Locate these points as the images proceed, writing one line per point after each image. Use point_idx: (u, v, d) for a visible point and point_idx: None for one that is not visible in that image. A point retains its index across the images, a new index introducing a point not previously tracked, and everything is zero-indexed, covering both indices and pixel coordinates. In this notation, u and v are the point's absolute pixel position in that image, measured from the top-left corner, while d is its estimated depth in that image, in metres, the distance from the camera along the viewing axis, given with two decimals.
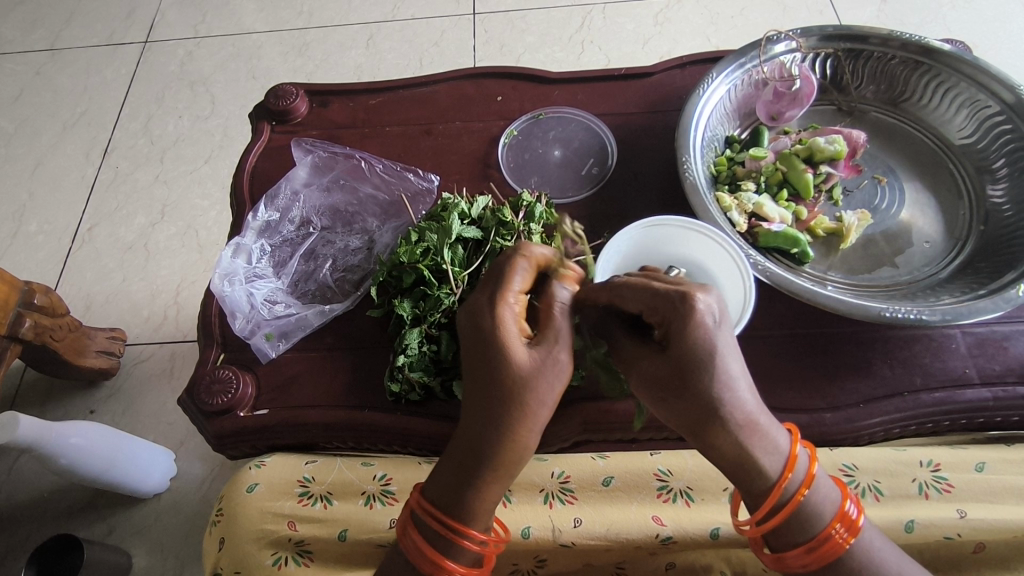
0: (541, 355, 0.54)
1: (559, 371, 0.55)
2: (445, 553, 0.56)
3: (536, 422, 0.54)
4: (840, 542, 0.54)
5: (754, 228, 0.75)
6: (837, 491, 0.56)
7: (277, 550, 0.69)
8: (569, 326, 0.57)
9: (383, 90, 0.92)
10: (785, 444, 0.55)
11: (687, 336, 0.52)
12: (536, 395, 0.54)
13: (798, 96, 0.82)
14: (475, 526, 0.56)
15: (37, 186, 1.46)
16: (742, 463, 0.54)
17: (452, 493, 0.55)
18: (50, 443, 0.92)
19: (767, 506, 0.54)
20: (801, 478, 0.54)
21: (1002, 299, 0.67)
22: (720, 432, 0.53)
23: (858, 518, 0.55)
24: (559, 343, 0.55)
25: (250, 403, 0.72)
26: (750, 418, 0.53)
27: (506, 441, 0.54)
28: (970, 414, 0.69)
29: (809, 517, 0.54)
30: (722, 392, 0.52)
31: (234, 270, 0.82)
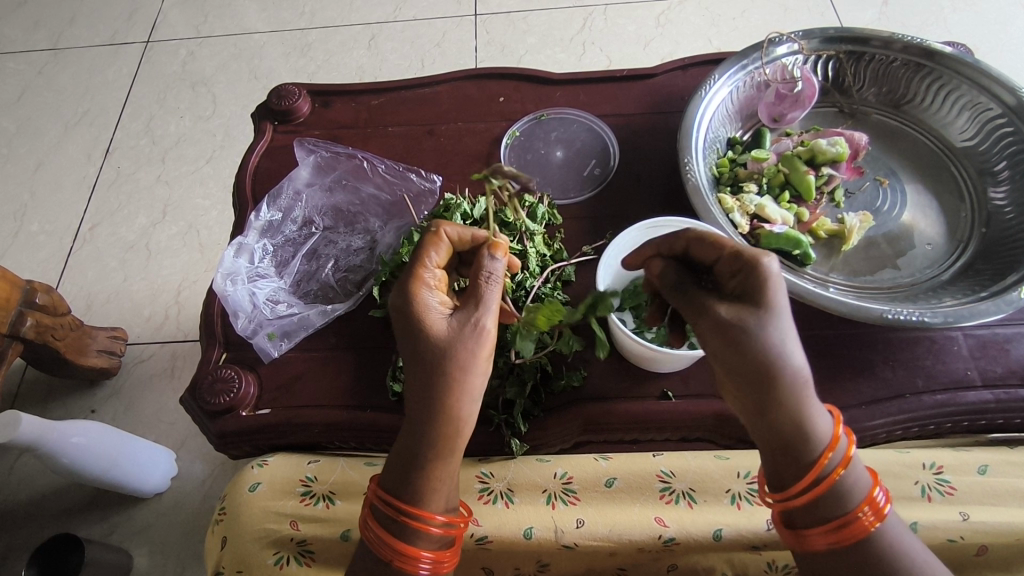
0: (457, 322, 0.55)
1: (480, 336, 0.55)
2: (406, 541, 0.55)
3: (469, 390, 0.55)
4: (865, 525, 0.53)
5: (756, 230, 0.76)
6: (868, 478, 0.55)
7: (280, 549, 0.69)
8: (492, 290, 0.56)
9: (386, 90, 0.92)
10: (828, 419, 0.54)
11: (765, 289, 0.53)
12: (458, 362, 0.54)
13: (800, 98, 0.82)
14: (433, 508, 0.55)
15: (39, 186, 1.46)
16: (794, 426, 0.53)
17: (403, 475, 0.55)
18: (51, 442, 0.92)
19: (805, 478, 0.53)
20: (839, 457, 0.53)
21: (1004, 301, 0.67)
22: (779, 390, 0.52)
23: (886, 505, 0.54)
24: (477, 309, 0.56)
25: (252, 402, 0.73)
26: (805, 379, 0.53)
27: (442, 412, 0.55)
28: (972, 416, 0.69)
29: (843, 496, 0.53)
30: (787, 346, 0.52)
31: (236, 270, 0.81)
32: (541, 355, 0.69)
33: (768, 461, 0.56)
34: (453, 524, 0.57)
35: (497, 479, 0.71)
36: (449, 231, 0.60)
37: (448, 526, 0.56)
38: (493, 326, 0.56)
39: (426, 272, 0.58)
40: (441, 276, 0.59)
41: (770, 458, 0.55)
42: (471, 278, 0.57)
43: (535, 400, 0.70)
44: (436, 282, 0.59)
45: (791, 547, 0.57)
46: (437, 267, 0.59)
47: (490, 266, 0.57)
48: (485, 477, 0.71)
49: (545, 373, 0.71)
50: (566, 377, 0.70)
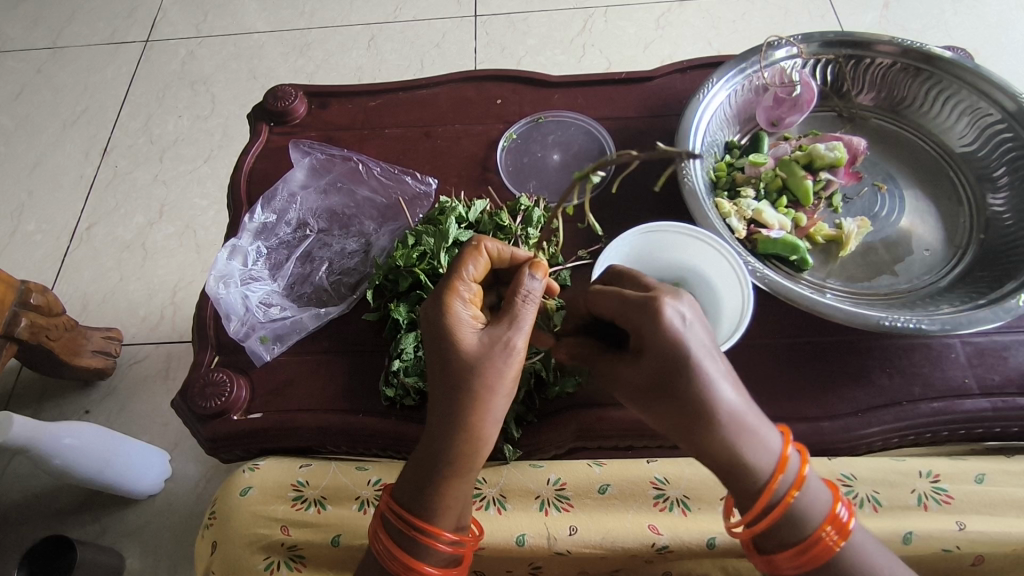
0: (488, 339, 0.55)
1: (509, 355, 0.55)
2: (418, 557, 0.55)
3: (492, 408, 0.54)
4: (830, 545, 0.53)
5: (753, 235, 0.75)
6: (827, 493, 0.55)
7: (270, 554, 0.68)
8: (528, 312, 0.56)
9: (382, 92, 0.92)
10: (777, 444, 0.54)
11: (659, 343, 0.53)
12: (486, 379, 0.54)
13: (798, 102, 0.81)
14: (445, 525, 0.55)
15: (37, 184, 1.46)
16: (730, 461, 0.53)
17: (419, 490, 0.55)
18: (44, 443, 0.92)
19: (756, 506, 0.53)
20: (792, 478, 0.53)
21: (1002, 309, 0.66)
22: (703, 431, 0.52)
23: (849, 521, 0.54)
24: (512, 327, 0.55)
25: (244, 406, 0.72)
26: (733, 414, 0.52)
27: (465, 430, 0.54)
28: (970, 424, 0.68)
29: (799, 520, 0.53)
30: (700, 393, 0.52)
31: (229, 272, 0.81)
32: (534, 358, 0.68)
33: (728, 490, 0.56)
34: (464, 542, 0.57)
35: (490, 485, 0.70)
36: (489, 246, 0.60)
37: (458, 544, 0.57)
38: (523, 346, 0.56)
39: (463, 285, 0.58)
40: (476, 290, 0.59)
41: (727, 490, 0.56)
42: (508, 296, 0.57)
43: (528, 406, 0.70)
44: (470, 295, 0.58)
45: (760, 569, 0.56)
46: (473, 281, 0.59)
47: (529, 287, 0.57)
48: (479, 483, 0.70)
49: (539, 379, 0.70)
50: (559, 384, 0.69)
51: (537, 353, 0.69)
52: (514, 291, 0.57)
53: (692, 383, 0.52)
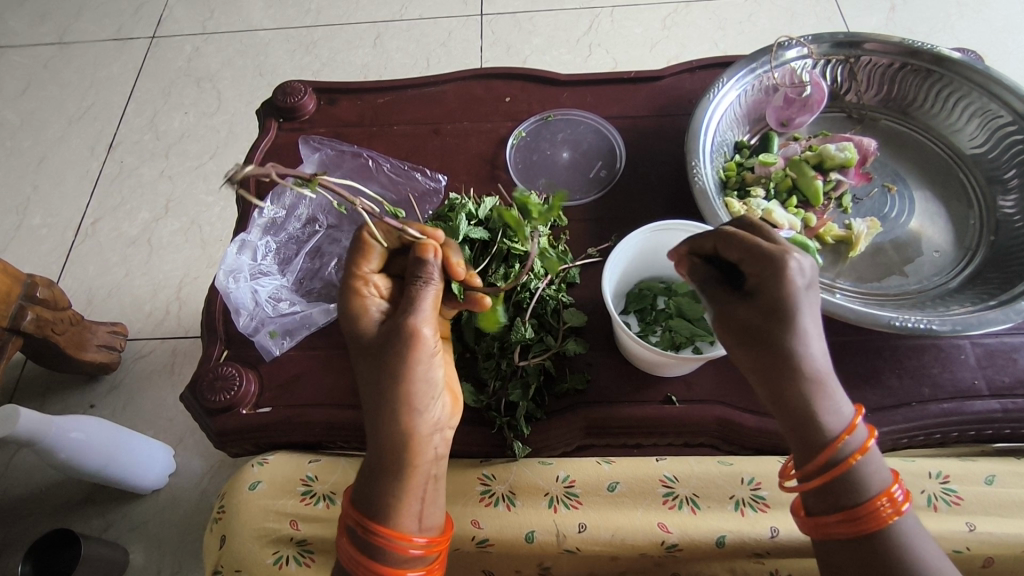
0: (389, 331, 0.56)
1: (413, 343, 0.55)
2: (390, 564, 0.55)
3: (412, 399, 0.55)
4: (885, 516, 0.52)
5: (763, 234, 0.75)
6: (888, 472, 0.54)
7: (279, 549, 0.68)
8: (425, 297, 0.56)
9: (391, 89, 0.92)
10: (848, 411, 0.54)
11: (774, 291, 0.53)
12: (393, 369, 0.55)
13: (808, 102, 0.81)
14: (409, 529, 0.55)
15: (42, 179, 1.46)
16: (807, 414, 0.53)
17: (371, 494, 0.55)
18: (50, 437, 0.92)
19: (820, 460, 0.53)
20: (856, 441, 0.53)
21: (1012, 310, 0.66)
22: (793, 380, 0.53)
23: (904, 503, 0.53)
24: (413, 311, 0.56)
25: (253, 401, 0.72)
26: (821, 370, 0.53)
27: (395, 428, 0.55)
28: (979, 425, 0.68)
29: (856, 485, 0.53)
30: (802, 343, 0.53)
31: (239, 267, 0.80)
32: (545, 357, 0.69)
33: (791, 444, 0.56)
34: (434, 543, 0.56)
35: (499, 482, 0.70)
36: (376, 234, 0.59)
37: (429, 546, 0.56)
38: (428, 333, 0.56)
39: (366, 281, 0.59)
40: (380, 282, 0.60)
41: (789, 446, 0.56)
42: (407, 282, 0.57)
43: (538, 403, 0.70)
44: (376, 291, 0.60)
45: (812, 534, 0.56)
46: (375, 274, 0.60)
47: (424, 270, 0.57)
48: (487, 480, 0.70)
49: (548, 376, 0.71)
50: (569, 380, 0.70)
51: (547, 349, 0.70)
52: (411, 276, 0.57)
53: (800, 338, 0.52)
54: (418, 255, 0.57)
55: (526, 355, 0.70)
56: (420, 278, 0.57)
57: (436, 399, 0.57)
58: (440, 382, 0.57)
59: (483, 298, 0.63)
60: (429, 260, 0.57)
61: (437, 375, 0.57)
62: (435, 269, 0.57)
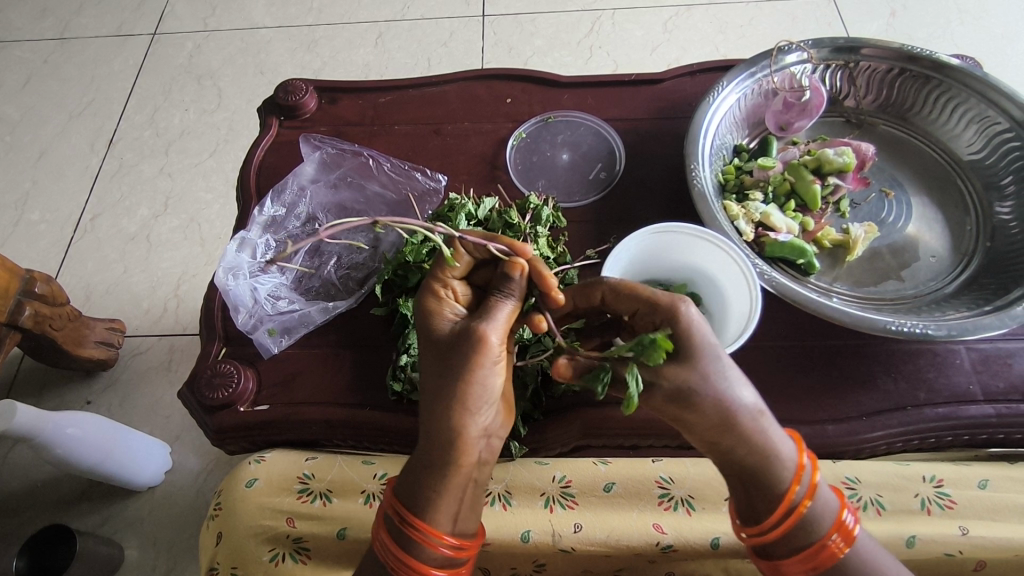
0: (461, 332, 0.55)
1: (479, 347, 0.54)
2: (420, 559, 0.55)
3: (466, 400, 0.54)
4: (836, 551, 0.54)
5: (761, 237, 0.76)
6: (835, 500, 0.56)
7: (275, 547, 0.69)
8: (503, 309, 0.57)
9: (393, 88, 0.92)
10: (791, 448, 0.55)
11: (685, 342, 0.54)
12: (455, 369, 0.54)
13: (808, 107, 0.81)
14: (442, 527, 0.55)
15: (41, 175, 1.46)
16: (752, 466, 0.54)
17: (413, 486, 0.55)
18: (47, 433, 0.92)
19: (776, 511, 0.54)
20: (805, 487, 0.54)
21: (1008, 316, 0.67)
22: (732, 439, 0.54)
23: (855, 527, 0.55)
24: (485, 319, 0.55)
25: (250, 399, 0.72)
26: (756, 417, 0.54)
27: (445, 427, 0.54)
28: (973, 430, 0.68)
29: (808, 526, 0.54)
30: (729, 394, 0.53)
31: (238, 265, 0.80)
32: (542, 357, 0.68)
33: (734, 499, 0.57)
34: (465, 547, 0.57)
35: (495, 481, 0.70)
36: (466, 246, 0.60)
37: (458, 548, 0.56)
38: (497, 342, 0.55)
39: (446, 286, 0.60)
40: (459, 288, 0.61)
41: (742, 499, 0.57)
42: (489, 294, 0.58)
43: (535, 403, 0.70)
44: (452, 295, 0.60)
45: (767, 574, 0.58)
46: (455, 280, 0.60)
47: (508, 285, 0.58)
48: None
49: (545, 377, 0.71)
50: (566, 381, 0.69)
51: (545, 350, 0.69)
52: (495, 289, 0.58)
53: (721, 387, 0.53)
54: (506, 270, 0.58)
55: (523, 355, 0.70)
56: (502, 292, 0.58)
57: (490, 406, 0.56)
58: (496, 393, 0.56)
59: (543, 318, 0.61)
60: (515, 277, 0.58)
61: (495, 384, 0.56)
62: (518, 287, 0.58)
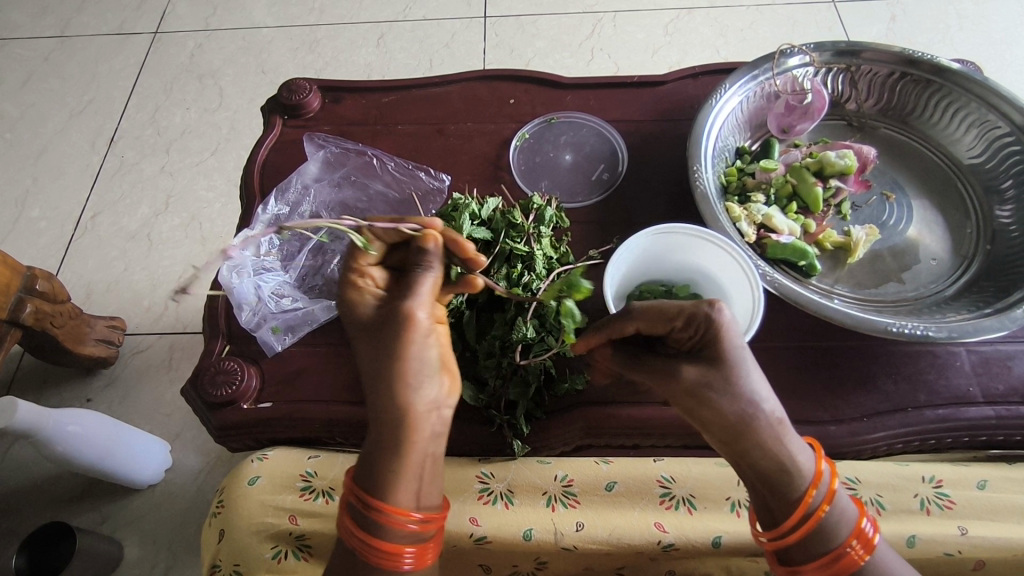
0: (390, 314, 0.57)
1: (411, 325, 0.56)
2: (385, 538, 0.55)
3: (406, 375, 0.56)
4: (856, 559, 0.54)
5: (762, 239, 0.76)
6: (855, 509, 0.56)
7: (277, 544, 0.69)
8: (426, 283, 0.59)
9: (396, 88, 0.92)
10: (810, 455, 0.56)
11: (717, 343, 0.56)
12: (391, 351, 0.56)
13: (809, 110, 0.82)
14: (403, 503, 0.55)
15: (42, 172, 1.45)
16: (773, 471, 0.55)
17: (366, 468, 0.56)
18: (48, 430, 0.92)
19: (794, 516, 0.55)
20: (823, 492, 0.55)
21: (1008, 318, 0.67)
22: (753, 440, 0.54)
23: (874, 536, 0.55)
24: (410, 295, 0.58)
25: (253, 396, 0.72)
26: (777, 422, 0.55)
27: (390, 404, 0.56)
28: (973, 432, 0.69)
29: (829, 532, 0.55)
30: (752, 394, 0.55)
31: (242, 262, 0.80)
32: (544, 357, 0.68)
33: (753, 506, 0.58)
34: (430, 520, 0.57)
35: (498, 480, 0.71)
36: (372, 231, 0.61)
37: (425, 521, 0.56)
38: (426, 317, 0.57)
39: (363, 276, 0.61)
40: (377, 275, 0.61)
41: (761, 503, 0.57)
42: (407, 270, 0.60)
43: (537, 402, 0.70)
44: (372, 282, 0.61)
45: None
46: (372, 267, 0.61)
47: (424, 257, 0.59)
48: (486, 478, 0.70)
49: (548, 376, 0.71)
50: (569, 381, 0.70)
51: (548, 349, 0.69)
52: (413, 263, 0.59)
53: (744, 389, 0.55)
54: (419, 244, 0.60)
55: (527, 354, 0.70)
56: (420, 265, 0.59)
57: (433, 379, 0.58)
58: (437, 363, 0.58)
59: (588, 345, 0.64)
60: (430, 248, 0.60)
61: (433, 356, 0.58)
62: (435, 256, 0.60)
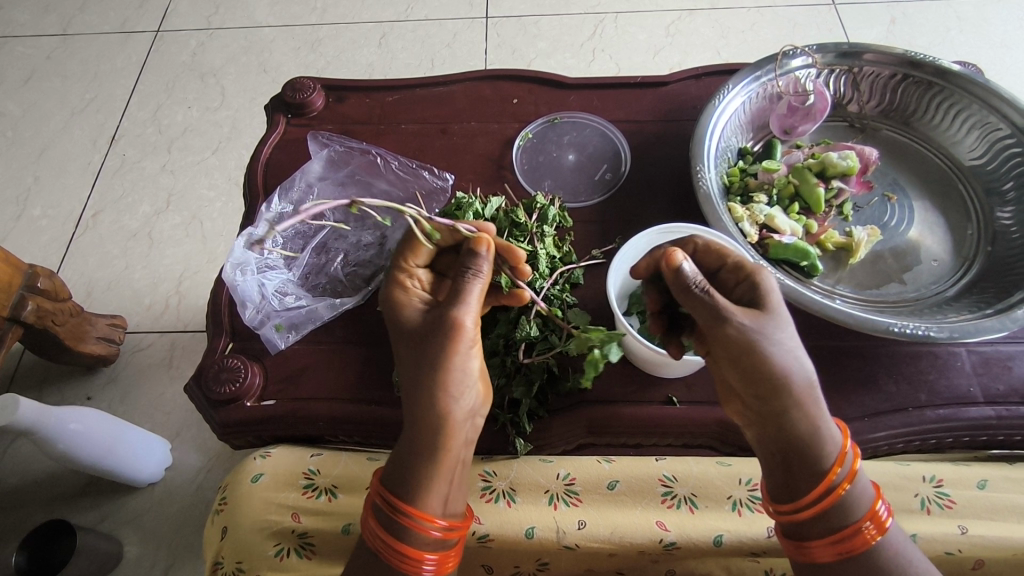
0: (432, 317, 0.58)
1: (452, 333, 0.56)
2: (411, 545, 0.56)
3: (448, 384, 0.56)
4: (868, 538, 0.56)
5: (765, 239, 0.76)
6: (872, 491, 0.58)
7: (281, 541, 0.69)
8: (473, 289, 0.57)
9: (400, 88, 0.93)
10: (837, 433, 0.57)
11: (766, 301, 0.57)
12: (433, 356, 0.56)
13: (812, 111, 0.83)
14: (432, 510, 0.56)
15: (43, 170, 1.45)
16: (804, 439, 0.56)
17: (398, 473, 0.56)
18: (49, 427, 0.92)
19: (816, 489, 0.56)
20: (846, 471, 0.56)
21: (1008, 319, 0.68)
22: (791, 403, 0.55)
23: (887, 518, 0.57)
24: (457, 302, 0.57)
25: (257, 393, 0.72)
26: (816, 391, 0.56)
27: (431, 413, 0.56)
28: (973, 431, 0.69)
29: (846, 509, 0.56)
30: (799, 354, 0.55)
31: (246, 260, 0.80)
32: (547, 356, 0.68)
33: (773, 473, 0.59)
34: (454, 528, 0.58)
35: (500, 478, 0.71)
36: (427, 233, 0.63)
37: (449, 529, 0.57)
38: (469, 323, 0.56)
39: (410, 275, 0.63)
40: (424, 277, 0.64)
41: (786, 473, 0.58)
42: (456, 274, 0.58)
43: (540, 401, 0.71)
44: (419, 283, 0.64)
45: (794, 558, 0.59)
46: (420, 269, 0.64)
47: (474, 262, 0.58)
48: (488, 476, 0.71)
49: (551, 375, 0.71)
50: (572, 380, 0.70)
51: (550, 348, 0.69)
52: (462, 267, 0.58)
53: (793, 348, 0.55)
54: (471, 247, 0.59)
55: (530, 353, 0.71)
56: (470, 270, 0.58)
57: (472, 389, 0.58)
58: (476, 374, 0.58)
59: (675, 249, 0.58)
60: (481, 253, 0.59)
61: (473, 366, 0.58)
62: (484, 263, 0.58)
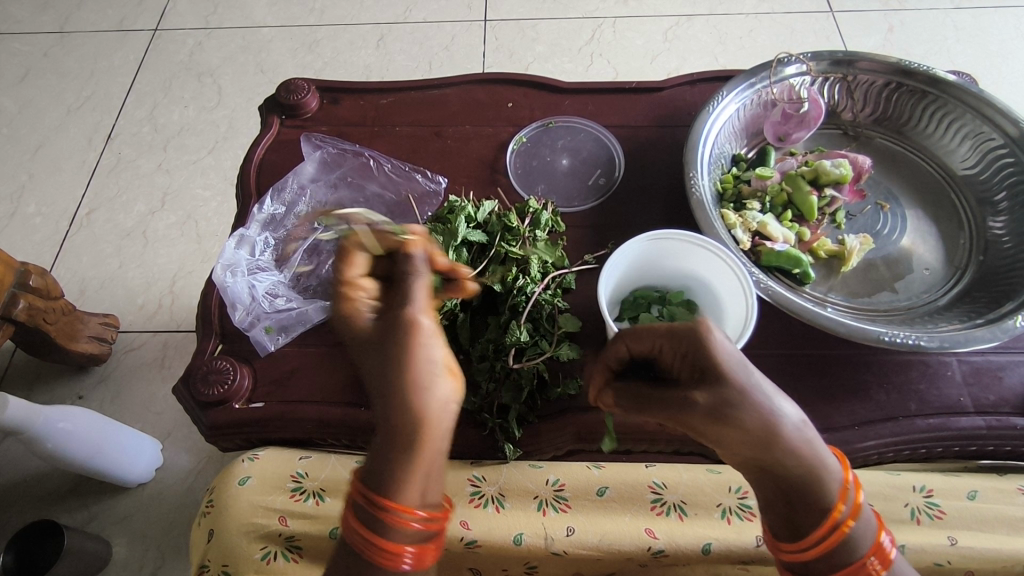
0: (385, 321, 0.56)
1: (411, 330, 0.55)
2: (390, 539, 0.54)
3: (416, 377, 0.54)
4: (874, 571, 0.56)
5: (757, 246, 0.76)
6: (874, 523, 0.58)
7: (267, 544, 0.69)
8: (420, 286, 0.57)
9: (394, 90, 0.92)
10: (837, 465, 0.57)
11: (714, 358, 0.54)
12: (394, 355, 0.54)
13: (806, 118, 0.82)
14: (410, 501, 0.54)
15: (38, 168, 1.45)
16: (806, 480, 0.56)
17: (376, 468, 0.54)
18: (38, 427, 0.91)
19: (822, 528, 0.56)
20: (850, 506, 0.56)
21: (1000, 329, 0.68)
22: (785, 450, 0.55)
23: (892, 549, 0.57)
24: (406, 302, 0.56)
25: (245, 396, 0.72)
26: (805, 427, 0.56)
27: (405, 408, 0.53)
28: (963, 442, 0.69)
29: (852, 545, 0.56)
30: (773, 401, 0.55)
31: (236, 262, 0.80)
32: (539, 360, 0.68)
33: (775, 519, 0.58)
34: (435, 518, 0.56)
35: (489, 483, 0.70)
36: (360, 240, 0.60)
37: (428, 520, 0.55)
38: (425, 321, 0.56)
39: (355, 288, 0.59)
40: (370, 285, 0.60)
41: (789, 516, 0.57)
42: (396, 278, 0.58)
43: (530, 406, 0.70)
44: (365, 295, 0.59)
45: None
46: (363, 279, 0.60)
47: (410, 263, 0.58)
48: (477, 481, 0.70)
49: (541, 380, 0.71)
50: (562, 385, 0.70)
51: (541, 353, 0.69)
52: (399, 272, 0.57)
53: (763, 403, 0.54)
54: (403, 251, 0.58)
55: (520, 359, 0.70)
56: (409, 271, 0.58)
57: (446, 376, 0.56)
58: (446, 362, 0.56)
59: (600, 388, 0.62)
60: (414, 255, 0.58)
61: (439, 355, 0.56)
62: (421, 262, 0.58)
